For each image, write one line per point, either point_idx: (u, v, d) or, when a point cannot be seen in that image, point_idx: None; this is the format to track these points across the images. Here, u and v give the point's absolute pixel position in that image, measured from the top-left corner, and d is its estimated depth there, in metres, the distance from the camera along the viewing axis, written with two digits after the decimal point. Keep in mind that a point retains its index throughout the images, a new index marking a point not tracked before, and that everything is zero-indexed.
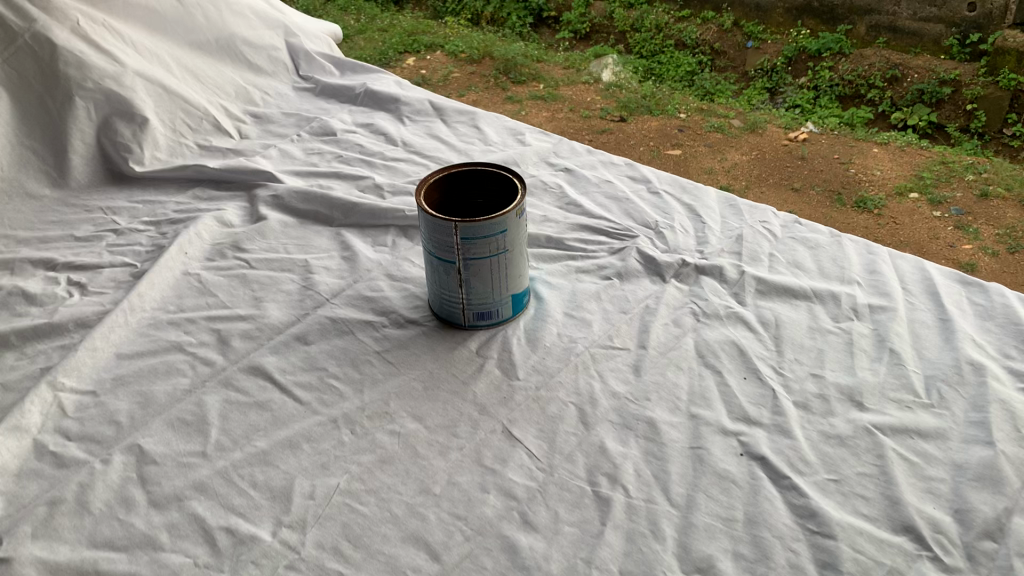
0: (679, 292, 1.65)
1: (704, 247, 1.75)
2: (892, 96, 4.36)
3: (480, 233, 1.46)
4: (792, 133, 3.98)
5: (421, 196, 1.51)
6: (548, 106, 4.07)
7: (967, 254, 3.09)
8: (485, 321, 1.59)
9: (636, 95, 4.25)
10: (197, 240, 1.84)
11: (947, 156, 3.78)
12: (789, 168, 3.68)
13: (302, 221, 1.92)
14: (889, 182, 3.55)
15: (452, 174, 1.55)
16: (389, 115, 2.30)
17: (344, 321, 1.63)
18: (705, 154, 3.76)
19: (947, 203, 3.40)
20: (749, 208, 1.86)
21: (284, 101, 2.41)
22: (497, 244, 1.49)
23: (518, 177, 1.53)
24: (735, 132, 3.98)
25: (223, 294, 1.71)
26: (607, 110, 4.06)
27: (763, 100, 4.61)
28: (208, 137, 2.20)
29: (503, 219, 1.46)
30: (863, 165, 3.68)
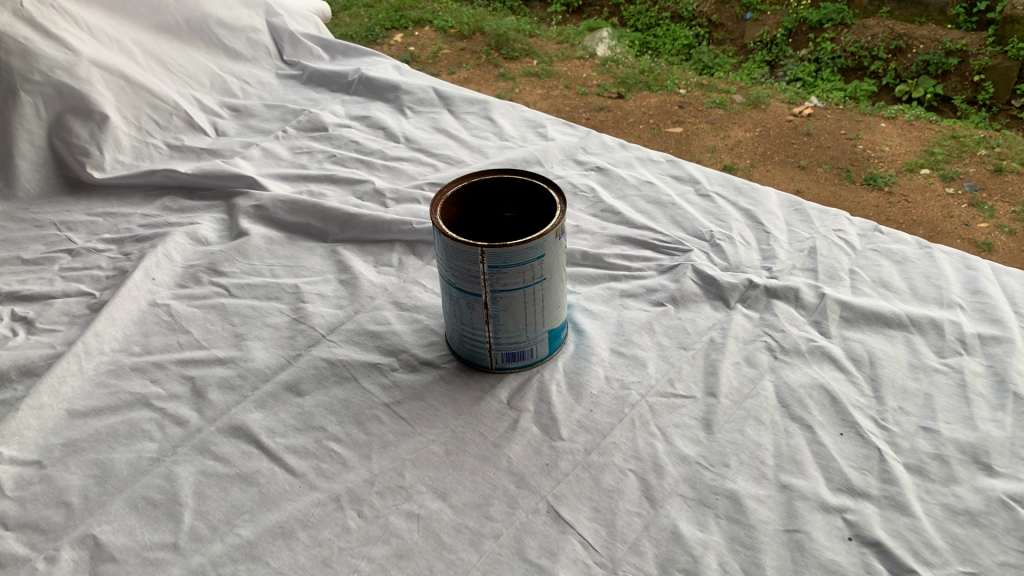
0: (748, 321, 1.37)
1: (772, 264, 1.47)
2: (896, 68, 3.89)
3: (512, 259, 1.17)
4: (796, 107, 3.63)
5: (437, 211, 1.22)
6: (548, 84, 3.76)
7: (983, 234, 2.82)
8: (517, 363, 1.30)
9: (632, 70, 3.91)
10: (167, 263, 1.55)
11: (955, 128, 3.46)
12: (796, 143, 3.35)
13: (291, 236, 1.63)
14: (898, 158, 3.25)
15: (474, 183, 1.26)
16: (387, 106, 2.00)
17: (346, 364, 1.34)
18: (708, 132, 3.44)
19: (958, 180, 3.10)
20: (819, 215, 1.58)
21: (269, 92, 2.10)
22: (533, 271, 1.20)
23: (555, 186, 1.24)
24: (736, 108, 3.63)
25: (198, 330, 1.43)
26: (603, 86, 3.75)
27: (764, 74, 4.13)
28: (179, 135, 1.90)
29: (540, 241, 1.17)
30: (869, 141, 3.36)
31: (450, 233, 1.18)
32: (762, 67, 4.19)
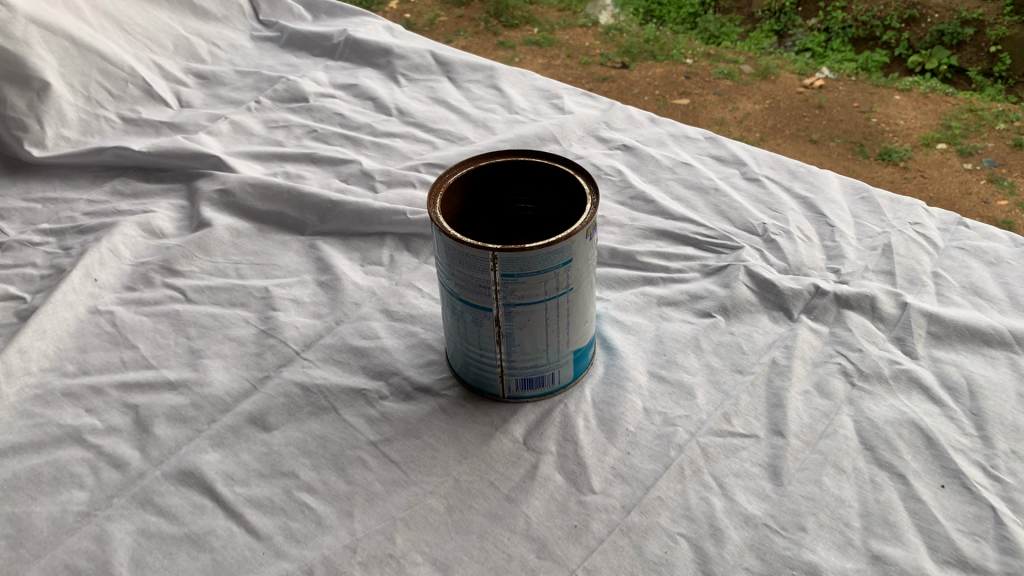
0: (816, 337, 1.12)
1: (839, 265, 1.22)
2: (908, 39, 3.19)
3: (531, 266, 0.92)
4: (806, 79, 3.11)
5: (437, 203, 0.97)
6: (550, 54, 3.37)
7: (1003, 212, 2.44)
8: (535, 392, 1.05)
9: (638, 38, 3.41)
10: (113, 261, 1.30)
11: (971, 99, 2.94)
12: (806, 118, 2.90)
13: (263, 227, 1.37)
14: (913, 131, 2.78)
15: (484, 169, 1.00)
16: (378, 73, 1.73)
17: (325, 389, 1.09)
18: (715, 104, 3.00)
19: (975, 156, 2.65)
20: (889, 204, 1.33)
21: (243, 57, 1.82)
22: (557, 280, 0.95)
23: (584, 172, 0.99)
24: (745, 79, 3.14)
25: (147, 344, 1.18)
26: (607, 55, 3.32)
27: (771, 45, 3.41)
28: (135, 106, 1.63)
29: (568, 243, 0.92)
30: (884, 114, 2.87)
31: (453, 232, 0.93)
32: (768, 38, 3.44)
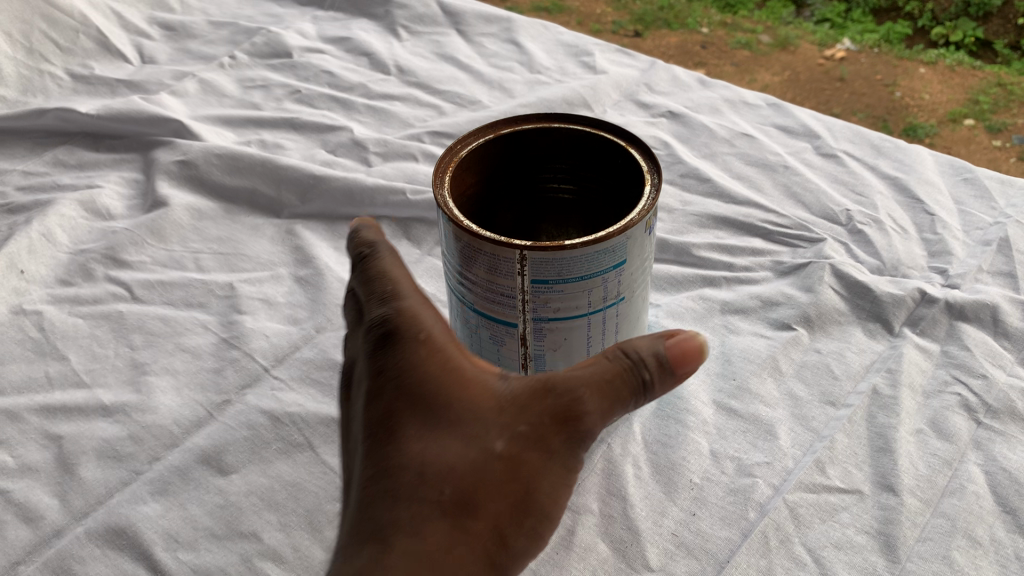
0: (925, 358, 0.88)
1: (945, 264, 0.98)
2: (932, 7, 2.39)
3: (571, 271, 0.67)
4: (827, 52, 2.38)
5: (445, 181, 0.72)
6: (561, 19, 2.63)
7: None
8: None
9: (651, 5, 2.68)
10: (46, 247, 1.05)
11: (999, 71, 2.19)
12: (826, 92, 2.21)
13: (232, 208, 1.13)
14: (940, 106, 2.09)
15: (507, 137, 0.76)
16: (375, 25, 1.46)
17: (300, 419, 0.85)
18: (733, 75, 2.32)
19: (1005, 132, 1.97)
20: (999, 186, 1.08)
21: (217, 5, 1.53)
22: (605, 288, 0.70)
23: (641, 144, 0.74)
24: (762, 51, 2.41)
25: (81, 355, 0.94)
26: (619, 23, 2.60)
27: (789, 13, 2.60)
28: (87, 61, 1.37)
29: (622, 239, 0.68)
30: (909, 87, 2.17)
31: (466, 221, 0.69)
32: (786, 7, 2.62)
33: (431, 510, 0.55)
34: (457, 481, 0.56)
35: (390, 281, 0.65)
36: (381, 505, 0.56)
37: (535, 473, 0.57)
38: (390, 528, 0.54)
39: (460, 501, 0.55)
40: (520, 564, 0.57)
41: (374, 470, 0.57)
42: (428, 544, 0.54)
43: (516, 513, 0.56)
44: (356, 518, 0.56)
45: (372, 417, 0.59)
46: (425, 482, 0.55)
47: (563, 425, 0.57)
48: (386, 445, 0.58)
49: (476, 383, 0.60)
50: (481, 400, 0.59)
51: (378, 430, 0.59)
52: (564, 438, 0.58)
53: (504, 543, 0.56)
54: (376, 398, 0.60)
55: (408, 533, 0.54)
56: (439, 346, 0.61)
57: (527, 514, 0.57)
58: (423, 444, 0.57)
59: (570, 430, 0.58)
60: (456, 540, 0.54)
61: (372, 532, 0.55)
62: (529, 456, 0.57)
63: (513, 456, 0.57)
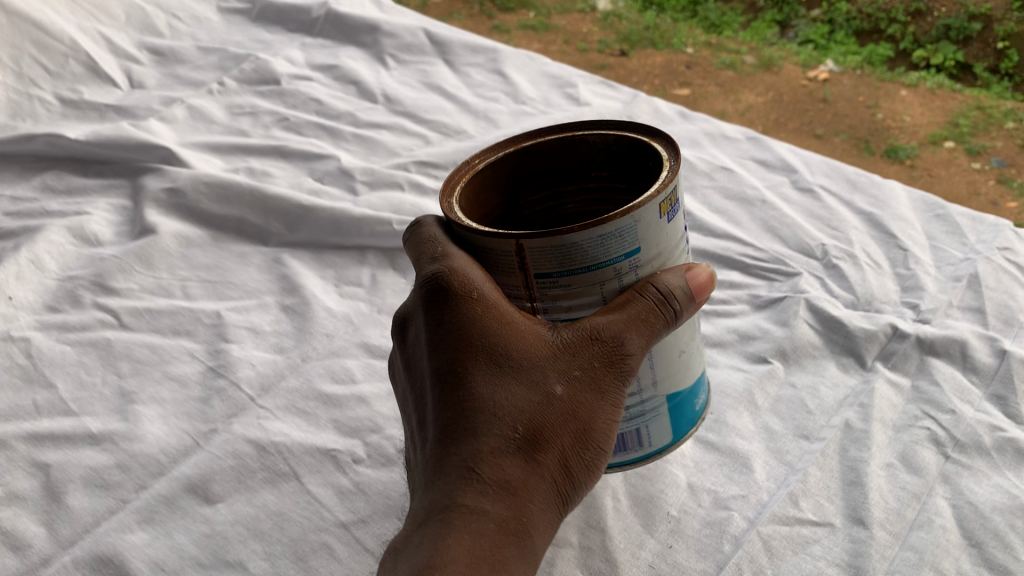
0: (896, 393, 0.91)
1: (917, 300, 1.00)
2: (915, 31, 2.45)
3: (576, 260, 0.61)
4: (811, 74, 2.34)
5: (455, 193, 0.67)
6: (546, 39, 2.68)
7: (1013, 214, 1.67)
8: (623, 458, 0.76)
9: (636, 24, 2.70)
10: (34, 274, 1.06)
11: (979, 95, 2.14)
12: (810, 115, 2.16)
13: (218, 235, 1.14)
14: (921, 128, 2.01)
15: (528, 149, 0.70)
16: (363, 53, 1.48)
17: (285, 449, 0.86)
18: (716, 95, 2.30)
19: (984, 155, 1.87)
20: (971, 223, 1.10)
21: (207, 31, 1.55)
22: (620, 276, 0.64)
23: (666, 139, 0.68)
24: (748, 71, 2.40)
25: (69, 383, 0.95)
26: (605, 41, 2.61)
27: (772, 35, 2.70)
28: (76, 85, 1.38)
29: (632, 221, 0.60)
30: (890, 109, 2.11)
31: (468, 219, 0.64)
32: (770, 28, 2.73)
33: (507, 448, 0.60)
34: (526, 422, 0.61)
35: (442, 242, 0.66)
36: (463, 449, 0.60)
37: (590, 410, 0.63)
38: (472, 466, 0.60)
39: (531, 441, 0.61)
40: (582, 486, 0.64)
41: (449, 415, 0.61)
42: (507, 478, 0.60)
43: (577, 447, 0.63)
44: (437, 457, 0.62)
45: (438, 366, 0.62)
46: (499, 424, 0.60)
47: (611, 365, 0.63)
48: (455, 391, 0.62)
49: (529, 329, 0.63)
50: (537, 347, 0.62)
51: (445, 375, 0.62)
52: (612, 377, 0.64)
53: (568, 475, 0.63)
54: (437, 348, 0.63)
55: (488, 471, 0.60)
56: (491, 304, 0.62)
57: (585, 443, 0.63)
58: (492, 390, 0.61)
59: (618, 369, 0.64)
60: (531, 474, 0.61)
61: (455, 468, 0.60)
62: (584, 397, 0.63)
63: (571, 398, 0.62)
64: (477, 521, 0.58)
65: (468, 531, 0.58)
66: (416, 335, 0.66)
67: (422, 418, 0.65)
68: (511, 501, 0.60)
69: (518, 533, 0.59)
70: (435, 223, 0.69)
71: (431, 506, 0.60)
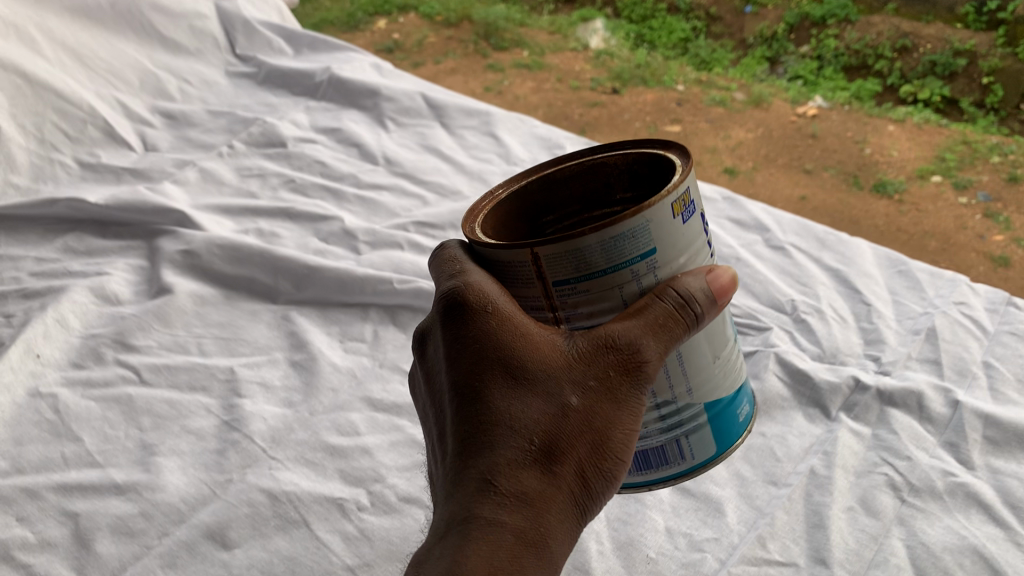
0: (858, 441, 0.99)
1: (878, 353, 1.09)
2: (901, 66, 2.58)
3: (591, 265, 0.60)
4: (800, 108, 2.45)
5: (478, 219, 0.67)
6: (540, 77, 2.74)
7: (997, 245, 1.78)
8: (669, 472, 0.72)
9: (628, 63, 2.77)
10: (59, 332, 1.14)
11: (964, 129, 2.26)
12: (799, 148, 2.25)
13: (231, 293, 1.23)
14: (908, 163, 2.11)
15: (549, 177, 0.69)
16: (364, 116, 1.58)
17: (296, 497, 0.94)
18: (706, 131, 2.38)
19: (970, 190, 1.96)
20: (930, 278, 1.19)
21: (216, 94, 1.64)
22: (639, 280, 0.62)
23: (680, 148, 0.66)
24: (736, 107, 2.48)
25: (94, 436, 1.02)
26: (597, 80, 2.67)
27: (763, 72, 2.81)
28: (94, 149, 1.47)
29: (643, 221, 0.60)
30: (878, 145, 2.21)
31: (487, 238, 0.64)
32: (760, 65, 2.84)
33: (523, 461, 0.60)
34: (542, 433, 0.61)
35: (465, 260, 0.67)
36: (480, 463, 0.60)
37: (607, 419, 0.62)
38: (489, 477, 0.60)
39: (547, 453, 0.61)
40: (602, 496, 0.64)
41: (468, 428, 0.62)
42: (524, 489, 0.60)
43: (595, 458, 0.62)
44: (456, 471, 0.62)
45: (458, 381, 0.63)
46: (515, 436, 0.60)
47: (628, 373, 0.62)
48: (472, 404, 0.62)
49: (545, 340, 0.63)
50: (553, 357, 0.62)
51: (464, 388, 0.63)
52: (630, 386, 0.62)
53: (586, 485, 0.62)
54: (457, 363, 0.63)
55: (505, 482, 0.60)
56: (506, 316, 0.62)
57: (603, 455, 0.63)
58: (508, 403, 0.61)
59: (636, 376, 0.62)
60: (548, 486, 0.61)
61: (472, 480, 0.60)
62: (601, 406, 0.62)
63: (588, 409, 0.62)
64: (494, 533, 0.58)
65: (485, 543, 0.58)
66: (436, 352, 0.66)
67: (444, 431, 0.65)
68: (528, 513, 0.60)
69: (537, 545, 0.59)
70: (458, 245, 0.69)
71: (450, 519, 0.60)
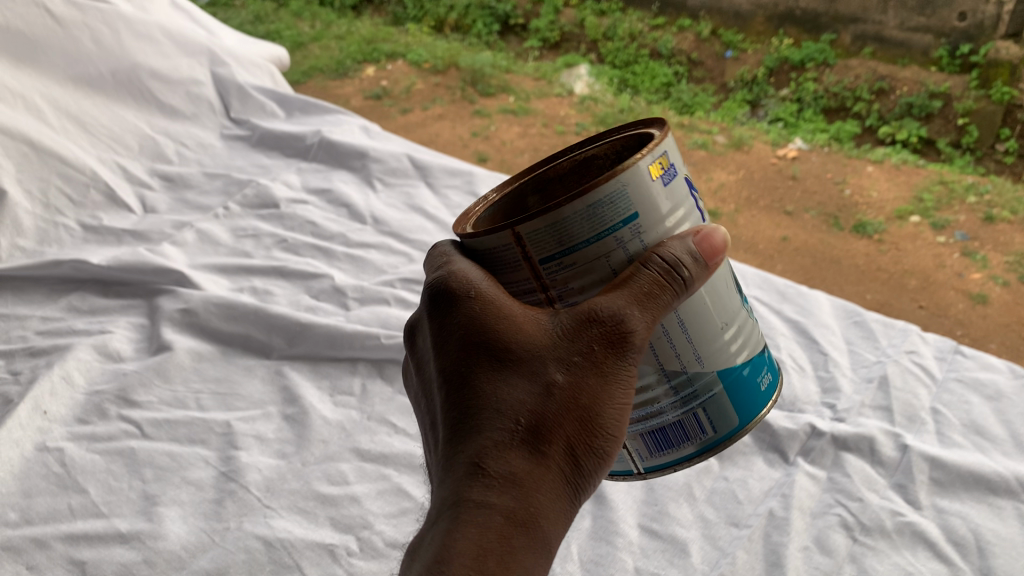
0: (814, 484, 1.06)
1: (834, 400, 1.17)
2: (879, 109, 2.82)
3: (574, 235, 0.66)
4: (781, 150, 2.55)
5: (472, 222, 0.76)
6: (526, 122, 2.79)
7: (976, 283, 1.90)
8: (692, 448, 0.77)
9: (612, 108, 2.87)
10: (65, 390, 1.21)
11: (941, 170, 2.46)
12: (779, 190, 2.33)
13: (226, 350, 1.30)
14: (887, 203, 2.23)
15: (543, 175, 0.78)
16: (353, 177, 1.66)
17: (290, 543, 1.00)
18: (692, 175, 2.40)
19: (948, 229, 2.09)
20: (883, 328, 1.28)
21: (211, 157, 1.73)
22: (625, 245, 0.68)
23: (659, 123, 0.73)
24: (717, 150, 2.54)
25: (99, 488, 1.09)
26: (582, 125, 2.73)
27: (744, 114, 3.00)
28: (96, 212, 1.55)
29: (620, 186, 0.66)
30: (857, 185, 2.33)
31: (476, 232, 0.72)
32: (741, 107, 3.05)
33: (510, 443, 0.67)
34: (528, 414, 0.67)
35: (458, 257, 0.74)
36: (470, 447, 0.67)
37: (592, 396, 0.68)
38: (479, 460, 0.66)
39: (532, 433, 0.67)
40: (591, 469, 0.69)
41: (460, 416, 0.69)
42: (512, 470, 0.66)
43: (580, 435, 0.68)
44: (451, 457, 0.68)
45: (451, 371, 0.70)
46: (501, 420, 0.67)
47: (613, 348, 0.67)
48: (463, 394, 0.69)
49: (532, 323, 0.69)
50: (538, 341, 0.68)
51: (456, 381, 0.70)
52: (615, 359, 0.68)
53: (575, 463, 0.68)
54: (450, 354, 0.70)
55: (493, 465, 0.66)
56: (489, 300, 0.69)
57: (588, 430, 0.68)
58: (494, 389, 0.68)
59: (622, 349, 0.67)
60: (534, 465, 0.67)
61: (465, 463, 0.67)
62: (585, 383, 0.68)
63: (571, 388, 0.67)
64: (482, 513, 0.65)
65: (474, 523, 0.64)
66: (432, 348, 0.74)
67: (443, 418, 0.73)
68: (516, 494, 0.66)
69: (525, 525, 0.65)
70: (455, 243, 0.77)
71: (445, 501, 0.67)
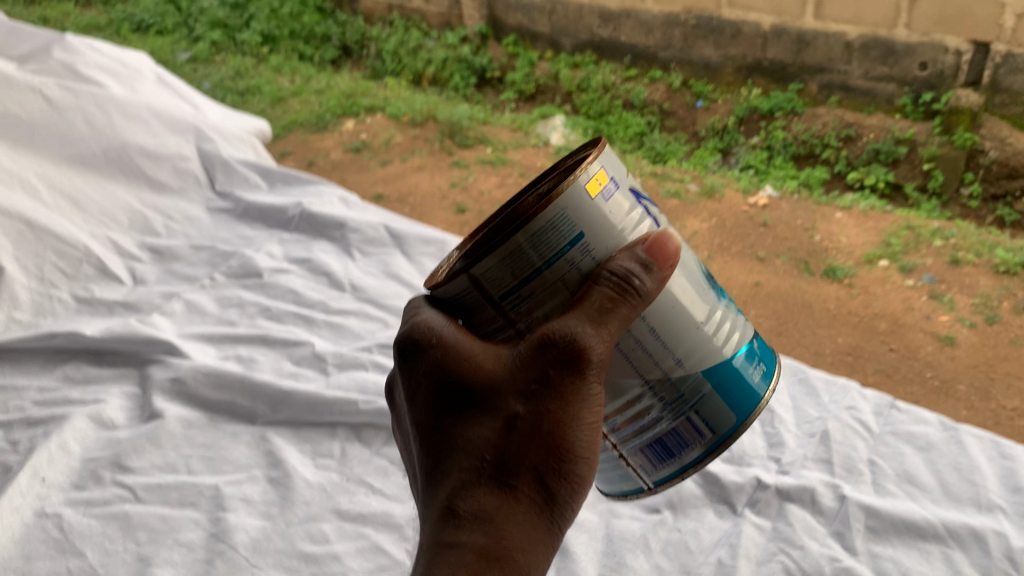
0: (760, 533, 1.15)
1: (779, 454, 1.26)
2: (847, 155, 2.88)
3: (526, 264, 0.73)
4: (751, 198, 2.61)
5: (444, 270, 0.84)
6: (502, 173, 2.90)
7: (945, 325, 1.93)
8: (696, 452, 0.84)
9: None
10: (62, 458, 1.28)
11: (909, 215, 2.53)
12: (749, 237, 2.36)
13: (214, 416, 1.38)
14: (856, 249, 2.29)
15: None
16: (332, 246, 1.76)
17: None
18: None
19: (916, 272, 2.13)
20: (826, 385, 1.38)
21: (197, 228, 1.82)
22: (579, 264, 0.74)
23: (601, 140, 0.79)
24: (688, 198, 2.59)
25: (95, 551, 1.16)
26: None
27: (715, 162, 3.05)
28: (89, 284, 1.63)
29: (560, 210, 0.72)
30: (827, 232, 2.39)
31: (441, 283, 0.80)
32: (712, 155, 3.09)
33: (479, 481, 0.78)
34: (493, 452, 0.78)
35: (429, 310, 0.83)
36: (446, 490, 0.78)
37: (552, 421, 0.76)
38: (453, 504, 0.78)
39: (498, 472, 0.77)
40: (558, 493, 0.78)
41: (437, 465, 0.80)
42: (483, 507, 0.77)
43: (542, 465, 0.77)
44: (431, 502, 0.80)
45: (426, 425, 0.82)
46: (469, 460, 0.78)
47: (570, 370, 0.75)
48: (439, 443, 0.81)
49: (494, 360, 0.78)
50: (499, 376, 0.77)
51: (433, 435, 0.81)
52: (573, 378, 0.75)
53: (543, 492, 0.78)
54: (424, 409, 0.82)
55: (465, 505, 0.77)
56: (449, 344, 0.78)
57: (551, 455, 0.77)
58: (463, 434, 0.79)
59: (579, 369, 0.75)
60: (503, 499, 0.77)
61: (444, 506, 0.78)
62: (545, 410, 0.76)
63: (529, 418, 0.77)
64: (458, 549, 0.75)
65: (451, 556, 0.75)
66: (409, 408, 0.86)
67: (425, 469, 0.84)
68: (487, 529, 0.76)
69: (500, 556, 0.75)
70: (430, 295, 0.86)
71: (429, 541, 0.78)
